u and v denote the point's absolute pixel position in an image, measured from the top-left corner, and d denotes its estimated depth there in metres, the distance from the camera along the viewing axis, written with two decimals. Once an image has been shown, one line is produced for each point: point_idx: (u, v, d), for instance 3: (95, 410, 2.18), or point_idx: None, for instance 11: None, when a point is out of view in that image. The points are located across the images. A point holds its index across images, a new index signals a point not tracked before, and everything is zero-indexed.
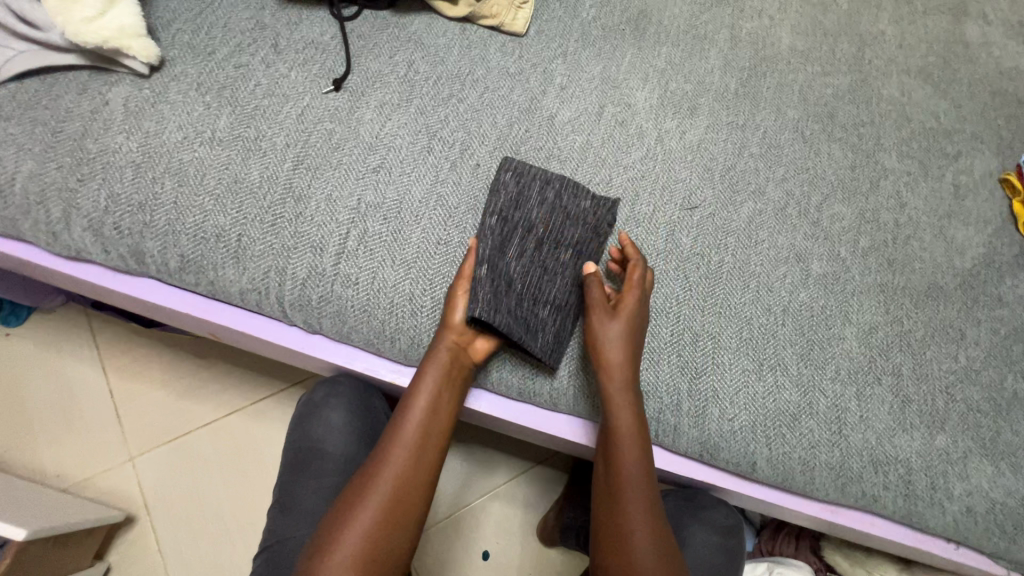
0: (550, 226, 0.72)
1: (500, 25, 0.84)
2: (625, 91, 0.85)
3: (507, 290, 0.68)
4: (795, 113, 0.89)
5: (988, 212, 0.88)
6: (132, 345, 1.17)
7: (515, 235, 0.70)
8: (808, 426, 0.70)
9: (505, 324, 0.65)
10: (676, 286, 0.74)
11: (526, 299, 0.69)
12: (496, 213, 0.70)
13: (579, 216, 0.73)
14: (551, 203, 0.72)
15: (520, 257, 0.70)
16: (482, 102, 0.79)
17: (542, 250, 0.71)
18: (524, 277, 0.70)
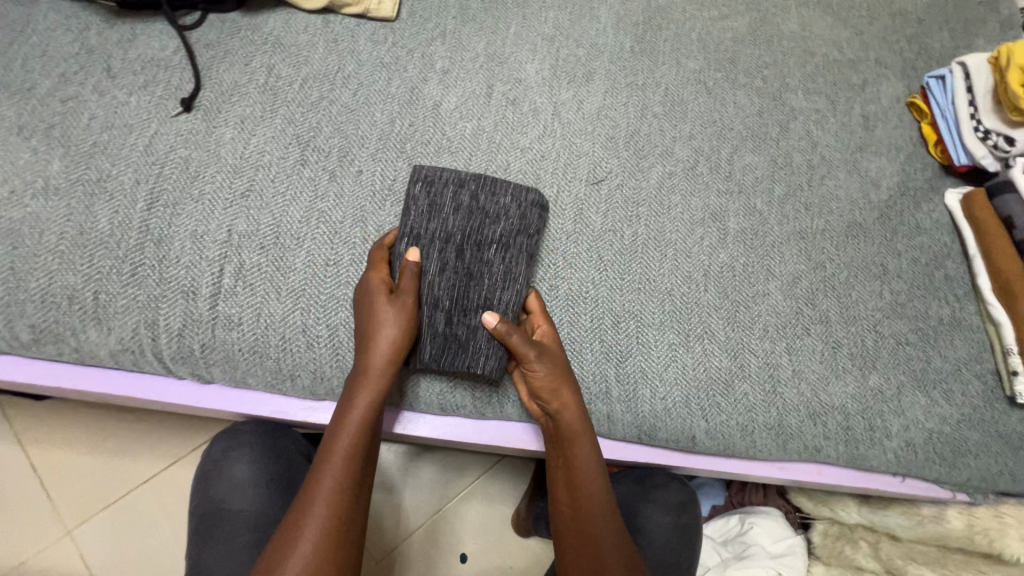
0: (468, 231, 0.65)
1: (366, 12, 0.76)
2: (514, 66, 0.79)
3: (433, 308, 0.64)
4: (695, 64, 0.85)
5: (899, 138, 0.87)
6: (46, 414, 1.07)
7: (433, 249, 0.64)
8: (742, 390, 0.69)
9: (432, 353, 0.64)
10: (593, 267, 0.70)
11: (457, 315, 0.64)
12: (407, 234, 0.64)
13: (500, 212, 0.66)
14: (466, 207, 0.66)
15: (442, 270, 0.64)
16: (357, 101, 0.72)
17: (464, 257, 0.65)
18: (452, 291, 0.64)
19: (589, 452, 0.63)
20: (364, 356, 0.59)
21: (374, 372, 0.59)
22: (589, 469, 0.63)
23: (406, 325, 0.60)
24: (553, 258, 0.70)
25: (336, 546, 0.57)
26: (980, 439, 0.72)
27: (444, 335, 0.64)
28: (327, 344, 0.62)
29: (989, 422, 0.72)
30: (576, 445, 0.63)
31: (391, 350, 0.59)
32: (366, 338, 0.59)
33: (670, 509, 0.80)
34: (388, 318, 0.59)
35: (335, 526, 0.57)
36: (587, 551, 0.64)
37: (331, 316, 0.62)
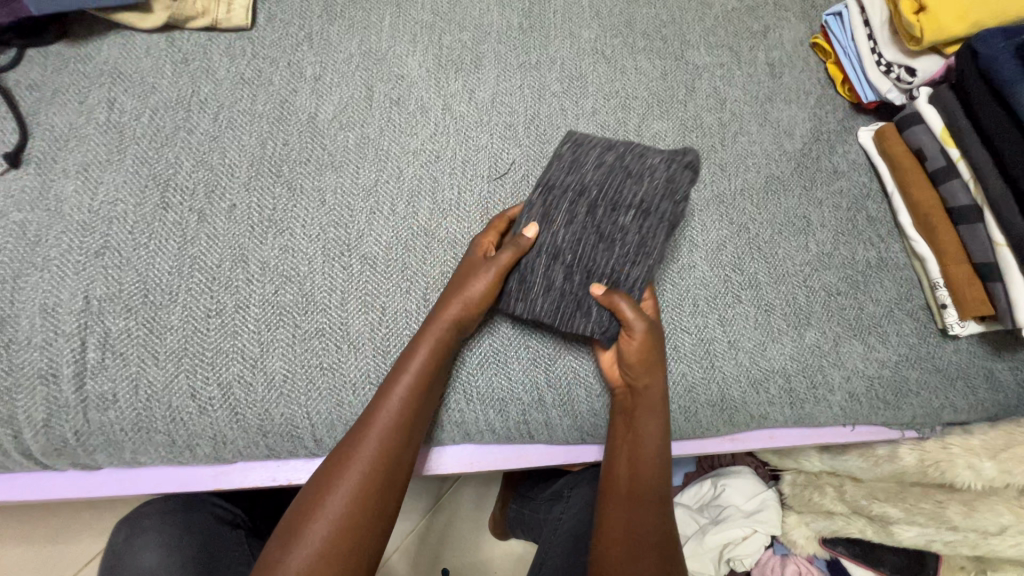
0: (606, 186, 0.62)
1: (215, 23, 0.68)
2: (393, 61, 0.72)
3: (553, 262, 0.61)
4: (590, 33, 0.80)
5: (807, 82, 0.84)
6: None
7: (564, 200, 0.62)
8: (679, 371, 0.66)
9: (547, 312, 0.60)
10: (558, 226, 0.61)
11: (578, 272, 0.61)
12: (541, 185, 0.63)
13: (643, 173, 0.62)
14: (609, 164, 0.63)
15: (570, 223, 0.61)
16: (218, 126, 0.64)
17: (597, 213, 0.61)
18: (577, 245, 0.61)
19: (653, 427, 0.58)
20: (439, 308, 0.59)
21: (438, 328, 0.58)
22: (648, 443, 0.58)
23: (491, 287, 0.59)
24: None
25: (354, 520, 0.52)
26: (919, 376, 0.71)
27: (560, 289, 0.61)
28: (222, 405, 0.56)
29: (926, 358, 0.72)
30: (643, 415, 0.59)
31: (467, 310, 0.59)
32: (446, 297, 0.59)
33: None
34: (481, 281, 0.59)
35: (360, 502, 0.53)
36: (623, 533, 0.56)
37: (222, 373, 0.56)
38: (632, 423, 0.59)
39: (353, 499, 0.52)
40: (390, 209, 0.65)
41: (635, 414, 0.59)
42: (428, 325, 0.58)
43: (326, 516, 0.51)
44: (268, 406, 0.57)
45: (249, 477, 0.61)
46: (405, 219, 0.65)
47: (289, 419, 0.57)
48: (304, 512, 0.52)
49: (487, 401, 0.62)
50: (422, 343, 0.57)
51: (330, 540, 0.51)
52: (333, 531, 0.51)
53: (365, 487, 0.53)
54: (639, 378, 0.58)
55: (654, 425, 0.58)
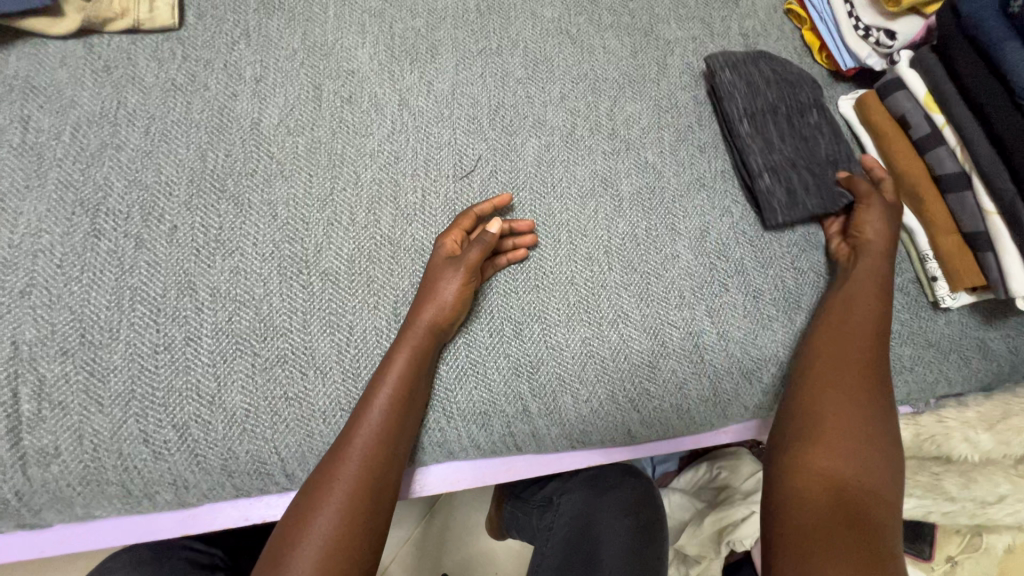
0: (784, 98, 0.72)
1: (138, 25, 0.61)
2: (341, 55, 0.66)
3: (788, 164, 0.69)
4: (553, 12, 0.74)
5: (783, 51, 0.80)
6: None
7: (768, 121, 0.70)
8: (668, 368, 0.63)
9: (768, 187, 0.67)
10: (763, 141, 0.69)
11: (794, 137, 0.71)
12: (741, 112, 0.70)
13: (799, 83, 0.74)
14: (776, 78, 0.73)
15: (784, 141, 0.70)
16: (151, 139, 0.58)
17: (793, 123, 0.71)
18: (793, 153, 0.70)
19: (871, 312, 0.61)
20: (413, 310, 0.56)
21: (421, 332, 0.55)
22: (864, 347, 0.60)
23: (468, 285, 0.57)
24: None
25: (348, 534, 0.48)
26: (913, 353, 0.70)
27: (783, 150, 0.70)
28: (180, 448, 0.51)
29: (919, 334, 0.70)
30: (855, 275, 0.64)
31: (444, 310, 0.56)
32: (423, 300, 0.56)
33: (624, 512, 0.69)
34: (456, 280, 0.56)
35: (350, 522, 0.48)
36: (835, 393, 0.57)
37: (175, 413, 0.51)
38: (847, 304, 0.62)
39: (341, 520, 0.48)
40: (349, 218, 0.60)
41: (851, 283, 0.64)
42: (408, 328, 0.55)
43: (313, 542, 0.46)
44: (230, 445, 0.52)
45: (218, 519, 0.56)
46: (366, 229, 0.60)
47: (256, 457, 0.53)
48: (288, 538, 0.47)
49: (468, 415, 0.59)
50: (403, 345, 0.54)
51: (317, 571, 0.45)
52: (321, 557, 0.46)
53: (354, 505, 0.49)
54: (866, 234, 0.65)
55: (871, 263, 0.64)
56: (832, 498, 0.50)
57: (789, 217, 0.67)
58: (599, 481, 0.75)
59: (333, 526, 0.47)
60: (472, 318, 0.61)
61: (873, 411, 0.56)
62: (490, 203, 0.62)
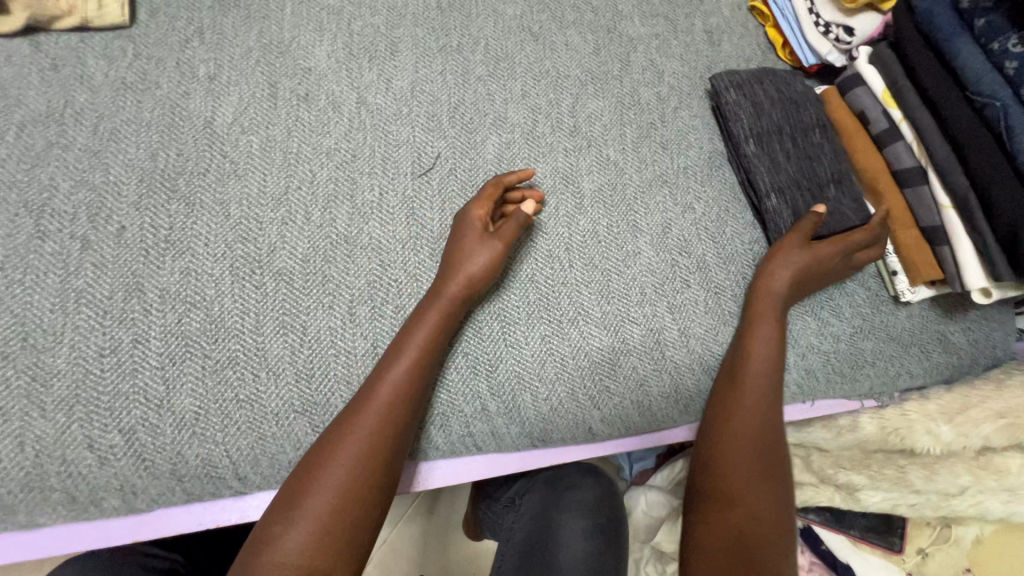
0: (789, 119, 0.71)
1: (86, 22, 0.60)
2: (298, 53, 0.66)
3: (795, 184, 0.69)
4: (515, 9, 0.74)
5: (747, 48, 0.80)
6: None
7: (774, 144, 0.70)
8: (629, 364, 0.63)
9: (776, 207, 0.68)
10: (769, 164, 0.69)
11: (799, 156, 0.70)
12: (749, 136, 0.70)
13: (805, 100, 0.73)
14: (782, 99, 0.72)
15: (789, 159, 0.70)
16: (100, 139, 0.57)
17: (799, 143, 0.71)
18: (797, 172, 0.69)
19: (761, 338, 0.61)
20: (443, 280, 0.57)
21: (443, 313, 0.56)
22: (759, 376, 0.60)
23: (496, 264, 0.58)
24: (417, 252, 0.61)
25: (352, 498, 0.48)
26: (875, 347, 0.70)
27: (788, 170, 0.69)
28: (127, 453, 0.50)
29: (880, 328, 0.70)
30: (767, 289, 0.63)
31: (471, 284, 0.57)
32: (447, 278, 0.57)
33: (586, 511, 0.69)
34: (483, 255, 0.58)
35: (354, 485, 0.48)
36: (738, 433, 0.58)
37: (122, 418, 0.50)
38: (748, 338, 0.62)
39: (333, 503, 0.47)
40: (304, 217, 0.59)
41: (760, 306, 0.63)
42: (430, 305, 0.56)
43: (304, 521, 0.46)
44: (180, 448, 0.51)
45: (173, 524, 0.55)
46: (321, 228, 0.59)
47: (206, 461, 0.52)
48: (298, 491, 0.48)
49: (450, 401, 0.59)
50: (422, 325, 0.55)
51: (303, 552, 0.45)
52: (324, 513, 0.47)
53: (352, 487, 0.48)
54: (769, 268, 0.64)
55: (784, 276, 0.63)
56: (723, 547, 0.53)
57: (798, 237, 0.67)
58: (566, 480, 0.74)
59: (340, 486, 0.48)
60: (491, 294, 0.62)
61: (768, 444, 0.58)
62: (519, 177, 0.63)
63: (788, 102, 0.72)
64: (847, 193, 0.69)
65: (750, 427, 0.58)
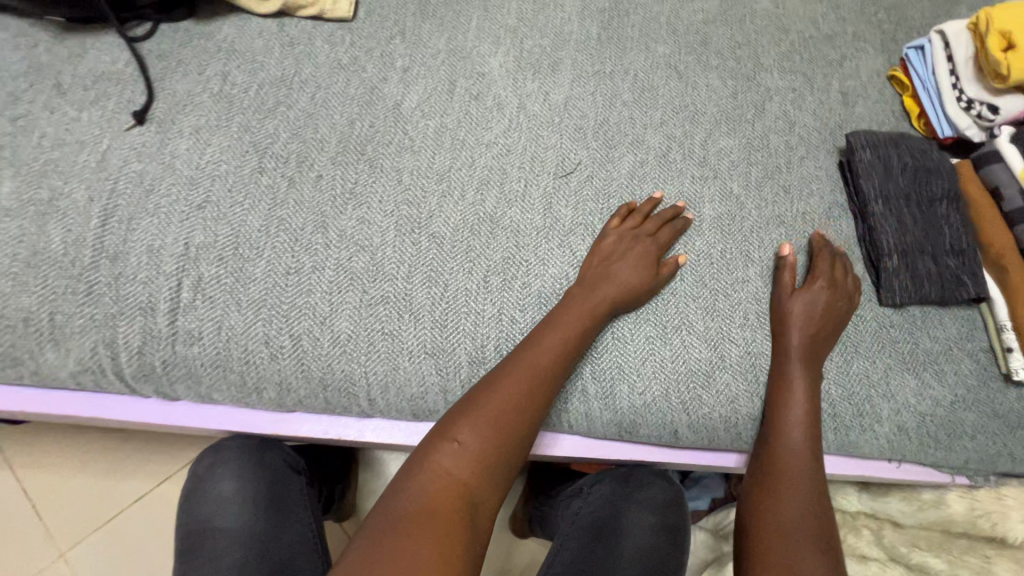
0: (916, 185, 0.74)
1: (322, 13, 0.74)
2: (476, 60, 0.77)
3: (915, 248, 0.71)
4: (665, 48, 0.82)
5: (881, 114, 0.84)
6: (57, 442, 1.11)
7: (901, 208, 0.73)
8: (723, 380, 0.66)
9: (895, 263, 0.70)
10: (891, 226, 0.72)
11: (923, 222, 0.72)
12: (880, 196, 0.73)
13: (938, 169, 0.75)
14: (913, 166, 0.74)
15: (914, 224, 0.72)
16: (315, 104, 0.70)
17: (924, 209, 0.73)
18: (920, 236, 0.72)
19: (800, 402, 0.63)
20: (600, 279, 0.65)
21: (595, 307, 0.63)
22: (796, 448, 0.62)
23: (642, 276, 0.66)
24: (548, 240, 0.69)
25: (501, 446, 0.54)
26: (976, 421, 0.69)
27: (912, 233, 0.72)
28: (292, 355, 0.61)
29: (983, 402, 0.69)
30: (787, 320, 0.67)
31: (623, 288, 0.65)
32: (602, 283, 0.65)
33: (654, 510, 0.75)
34: (636, 265, 0.66)
35: (506, 434, 0.55)
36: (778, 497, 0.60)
37: (294, 326, 0.61)
38: (778, 426, 0.63)
39: (489, 445, 0.54)
40: (460, 194, 0.69)
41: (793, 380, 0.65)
42: (585, 299, 0.64)
43: (466, 453, 0.53)
44: (331, 361, 0.61)
45: (303, 428, 0.65)
46: (473, 205, 0.69)
47: (347, 377, 0.62)
48: (456, 425, 0.55)
49: (570, 372, 0.65)
50: (575, 314, 0.63)
51: (462, 476, 0.52)
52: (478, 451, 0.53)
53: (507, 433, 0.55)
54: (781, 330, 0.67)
55: (808, 302, 0.67)
56: None
57: (908, 299, 0.70)
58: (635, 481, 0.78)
59: (495, 432, 0.54)
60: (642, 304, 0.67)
61: (810, 508, 0.59)
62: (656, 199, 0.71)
63: (919, 169, 0.74)
64: (965, 266, 0.71)
65: (785, 492, 0.60)
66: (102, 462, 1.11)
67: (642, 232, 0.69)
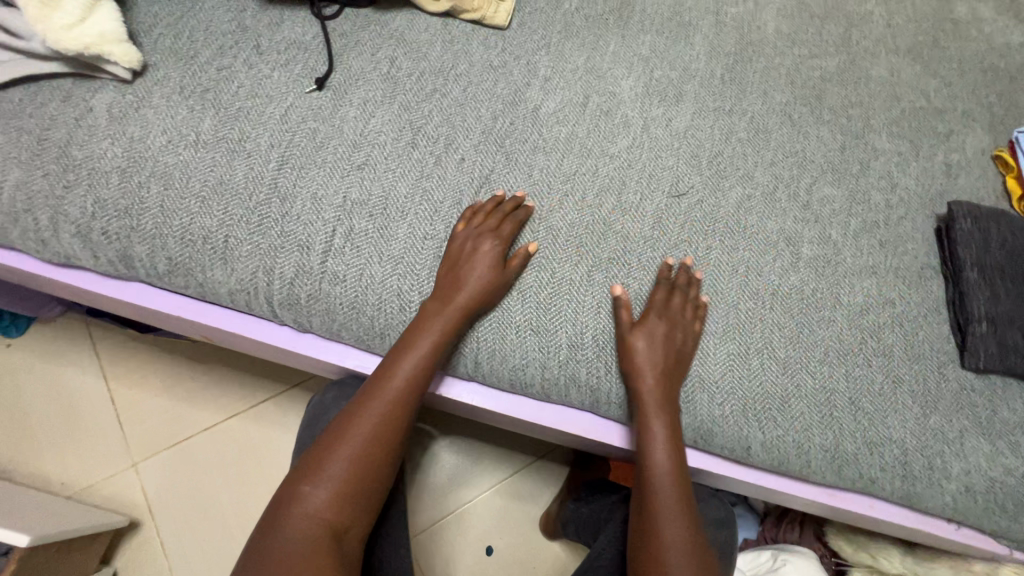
0: (1013, 260, 0.77)
1: (483, 19, 0.83)
2: (610, 80, 0.84)
3: (1006, 319, 0.74)
4: (782, 97, 0.88)
5: (981, 190, 0.87)
6: (148, 360, 1.22)
7: (995, 280, 0.76)
8: (800, 408, 0.70)
9: (984, 330, 0.73)
10: (985, 294, 0.75)
11: (1017, 296, 0.75)
12: (974, 265, 0.76)
13: None
14: (1012, 242, 0.77)
15: (1007, 296, 0.75)
16: (466, 96, 0.79)
17: (1018, 284, 0.76)
18: (1013, 309, 0.74)
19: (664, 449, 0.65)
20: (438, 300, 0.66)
21: (441, 325, 0.65)
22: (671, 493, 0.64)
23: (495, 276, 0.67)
24: (653, 249, 0.74)
25: (363, 471, 0.60)
26: None
27: (1005, 304, 0.74)
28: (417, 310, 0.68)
29: None
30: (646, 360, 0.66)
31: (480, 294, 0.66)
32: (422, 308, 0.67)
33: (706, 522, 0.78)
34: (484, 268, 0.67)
35: (363, 458, 0.60)
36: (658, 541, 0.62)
37: (423, 285, 0.68)
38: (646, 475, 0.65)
39: (350, 469, 0.59)
40: (581, 196, 0.76)
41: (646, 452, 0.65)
42: (436, 314, 0.65)
43: (325, 484, 0.58)
44: None
45: None
46: (591, 207, 0.75)
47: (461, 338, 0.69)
48: (321, 454, 0.60)
49: None
50: (424, 336, 0.64)
51: (327, 510, 0.57)
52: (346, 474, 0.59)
53: (362, 461, 0.60)
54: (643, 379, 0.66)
55: (648, 350, 0.66)
56: None
57: (992, 366, 0.72)
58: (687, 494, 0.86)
59: (352, 457, 0.60)
60: None
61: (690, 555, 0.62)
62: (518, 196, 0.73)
63: (1017, 247, 0.77)
64: None
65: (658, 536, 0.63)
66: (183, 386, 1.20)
67: (488, 229, 0.69)
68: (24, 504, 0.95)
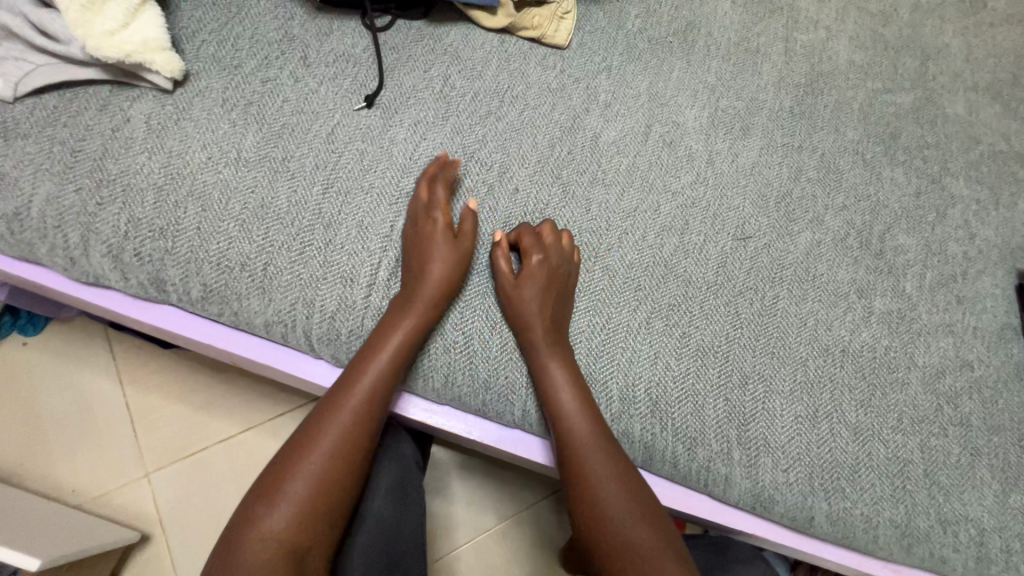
0: None
1: (541, 37, 0.78)
2: (673, 109, 0.79)
3: None
4: (854, 133, 0.82)
5: None
6: (166, 366, 1.18)
7: None
8: (869, 479, 0.65)
9: None
10: None
11: None
12: None
13: None
14: None
15: None
16: (521, 121, 0.74)
17: None
18: None
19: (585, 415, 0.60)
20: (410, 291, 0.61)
21: (408, 320, 0.60)
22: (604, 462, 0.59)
23: (459, 263, 0.63)
24: (716, 296, 0.69)
25: (327, 485, 0.55)
26: None
27: None
28: (463, 353, 0.63)
29: None
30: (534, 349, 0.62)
31: (445, 283, 0.62)
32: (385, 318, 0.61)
33: None
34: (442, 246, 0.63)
35: (325, 472, 0.55)
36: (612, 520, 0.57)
37: (469, 325, 0.64)
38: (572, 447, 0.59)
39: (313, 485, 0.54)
40: (641, 235, 0.70)
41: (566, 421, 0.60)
42: (402, 312, 0.61)
43: (282, 507, 0.53)
44: (498, 367, 0.63)
45: (453, 424, 0.67)
46: (651, 248, 0.70)
47: (509, 384, 0.63)
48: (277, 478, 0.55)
49: (721, 433, 0.64)
50: (388, 335, 0.60)
51: (285, 532, 0.52)
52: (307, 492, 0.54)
53: (331, 475, 0.55)
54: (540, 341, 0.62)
55: (529, 301, 0.63)
56: None
57: None
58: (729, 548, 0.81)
59: (313, 473, 0.55)
60: (723, 376, 0.66)
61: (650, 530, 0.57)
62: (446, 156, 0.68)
63: None
64: None
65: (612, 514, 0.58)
66: (200, 395, 1.16)
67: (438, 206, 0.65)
68: (35, 518, 0.91)
